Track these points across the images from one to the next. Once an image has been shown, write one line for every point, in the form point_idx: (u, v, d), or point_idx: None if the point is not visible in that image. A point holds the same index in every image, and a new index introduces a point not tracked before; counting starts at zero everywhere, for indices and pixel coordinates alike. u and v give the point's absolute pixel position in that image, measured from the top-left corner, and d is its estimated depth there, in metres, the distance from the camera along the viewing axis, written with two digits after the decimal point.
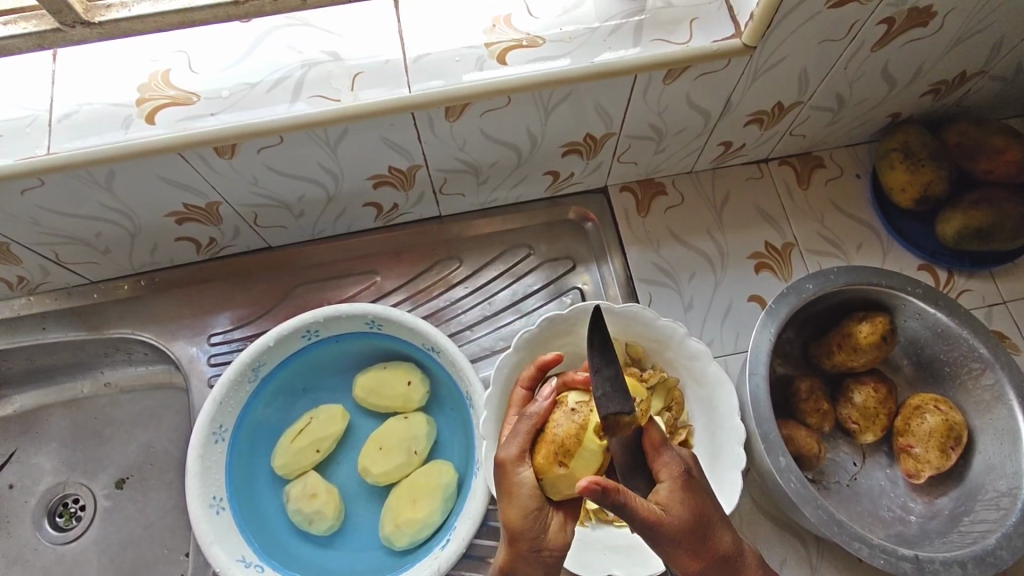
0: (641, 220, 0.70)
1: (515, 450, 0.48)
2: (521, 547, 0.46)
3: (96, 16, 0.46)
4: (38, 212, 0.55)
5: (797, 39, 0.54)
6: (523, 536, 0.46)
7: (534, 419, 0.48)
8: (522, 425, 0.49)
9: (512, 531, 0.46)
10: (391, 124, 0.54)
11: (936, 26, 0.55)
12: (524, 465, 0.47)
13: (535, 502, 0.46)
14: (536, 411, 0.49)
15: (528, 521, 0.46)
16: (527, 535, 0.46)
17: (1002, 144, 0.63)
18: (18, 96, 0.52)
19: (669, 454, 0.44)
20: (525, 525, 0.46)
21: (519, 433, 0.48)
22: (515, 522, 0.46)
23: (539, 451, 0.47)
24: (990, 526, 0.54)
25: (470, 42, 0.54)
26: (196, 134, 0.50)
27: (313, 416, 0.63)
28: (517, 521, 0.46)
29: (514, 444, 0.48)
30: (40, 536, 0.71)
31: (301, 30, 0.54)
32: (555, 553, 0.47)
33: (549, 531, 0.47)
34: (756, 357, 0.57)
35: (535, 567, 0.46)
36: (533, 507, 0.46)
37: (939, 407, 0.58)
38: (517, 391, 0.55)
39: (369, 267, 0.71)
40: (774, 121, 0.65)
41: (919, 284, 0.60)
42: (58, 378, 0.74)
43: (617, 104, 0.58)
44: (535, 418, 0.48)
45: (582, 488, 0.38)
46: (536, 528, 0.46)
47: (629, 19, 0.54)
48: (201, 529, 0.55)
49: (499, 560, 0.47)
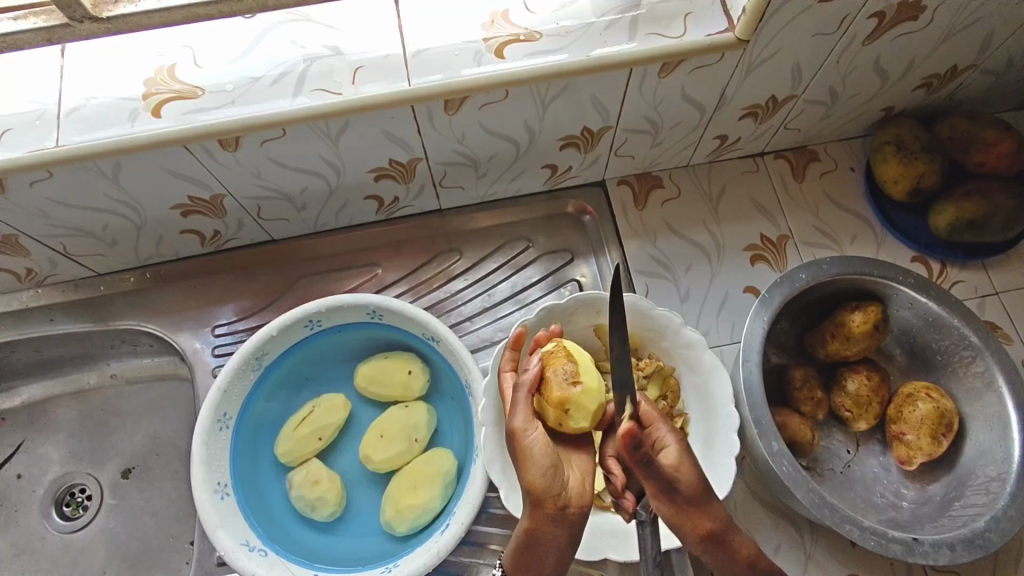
0: (638, 213, 0.71)
1: (523, 417, 0.49)
2: (546, 507, 0.47)
3: (104, 11, 0.47)
4: (47, 205, 0.57)
5: (790, 33, 0.55)
6: (545, 493, 0.47)
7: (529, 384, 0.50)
8: (521, 395, 0.50)
9: (535, 493, 0.47)
10: (391, 117, 0.55)
11: (926, 20, 0.56)
12: (534, 428, 0.48)
13: (549, 460, 0.48)
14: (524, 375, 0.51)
15: (547, 478, 0.47)
16: (550, 493, 0.47)
17: (993, 137, 0.64)
18: (29, 90, 0.53)
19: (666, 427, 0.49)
20: (547, 483, 0.47)
21: (519, 402, 0.50)
22: (535, 483, 0.47)
23: (550, 394, 0.50)
24: (980, 509, 0.55)
25: (468, 37, 0.55)
26: (201, 127, 0.51)
27: (314, 405, 0.64)
28: (537, 480, 0.47)
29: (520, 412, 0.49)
30: (47, 526, 0.72)
31: (304, 26, 0.56)
32: (576, 508, 0.48)
33: (570, 488, 0.48)
34: (750, 346, 0.58)
35: (562, 528, 0.47)
36: (550, 463, 0.48)
37: (931, 395, 0.59)
38: (503, 378, 0.57)
39: (370, 260, 0.72)
40: (769, 114, 0.66)
41: (911, 274, 0.61)
42: (66, 369, 0.75)
43: (613, 98, 0.59)
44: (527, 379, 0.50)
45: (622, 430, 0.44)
46: (556, 484, 0.47)
47: (624, 14, 0.55)
48: (207, 514, 0.56)
49: (523, 525, 0.48)
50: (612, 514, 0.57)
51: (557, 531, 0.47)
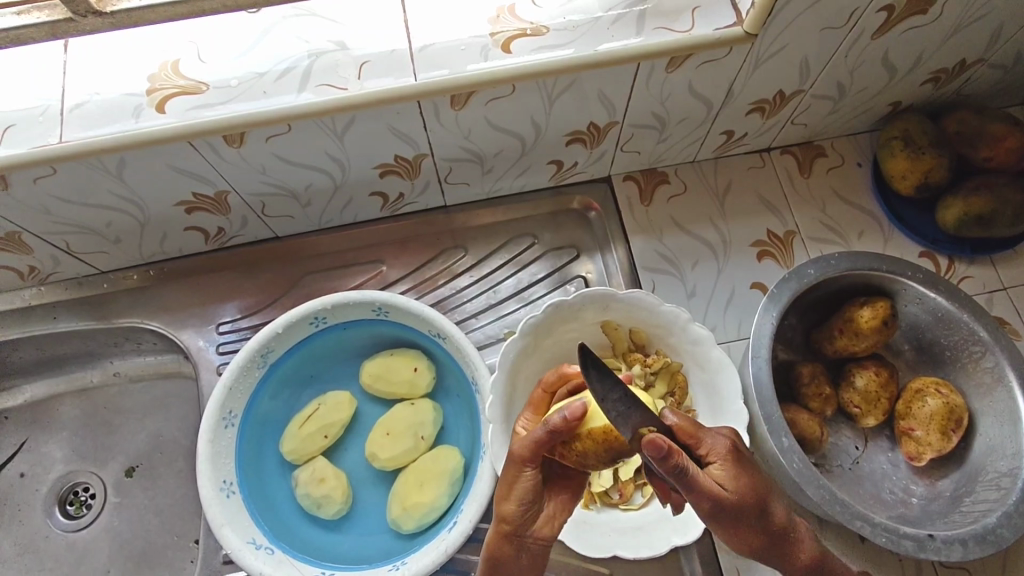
0: (644, 209, 0.71)
1: (530, 454, 0.46)
2: (507, 530, 0.47)
3: (108, 5, 0.47)
4: (49, 201, 0.56)
5: (799, 27, 0.54)
6: (513, 520, 0.47)
7: (544, 428, 0.45)
8: (534, 433, 0.46)
9: (501, 517, 0.47)
10: (397, 113, 0.55)
11: (936, 13, 0.55)
12: (531, 468, 0.47)
13: (532, 494, 0.47)
14: (558, 421, 0.45)
15: (517, 511, 0.47)
16: (515, 519, 0.47)
17: (1001, 132, 0.63)
18: (32, 86, 0.52)
19: (710, 435, 0.43)
20: (517, 512, 0.47)
21: (533, 440, 0.46)
22: (505, 509, 0.47)
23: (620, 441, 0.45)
24: (991, 505, 0.55)
25: (476, 31, 0.54)
26: (207, 123, 0.51)
27: (319, 403, 0.64)
28: (511, 509, 0.47)
29: (525, 450, 0.46)
30: (51, 525, 0.72)
31: (308, 20, 0.55)
32: (538, 540, 0.48)
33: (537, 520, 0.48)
34: (759, 341, 0.58)
35: (520, 554, 0.47)
36: (530, 496, 0.47)
37: (940, 390, 0.58)
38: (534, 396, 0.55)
39: (375, 257, 0.72)
40: (776, 109, 0.65)
41: (920, 269, 0.61)
42: (69, 368, 0.75)
43: (620, 92, 0.58)
44: (550, 423, 0.45)
45: (647, 442, 0.39)
46: (527, 515, 0.47)
47: (632, 8, 0.55)
48: (213, 512, 0.56)
49: (486, 545, 0.48)
50: (619, 510, 0.57)
51: (515, 553, 0.47)
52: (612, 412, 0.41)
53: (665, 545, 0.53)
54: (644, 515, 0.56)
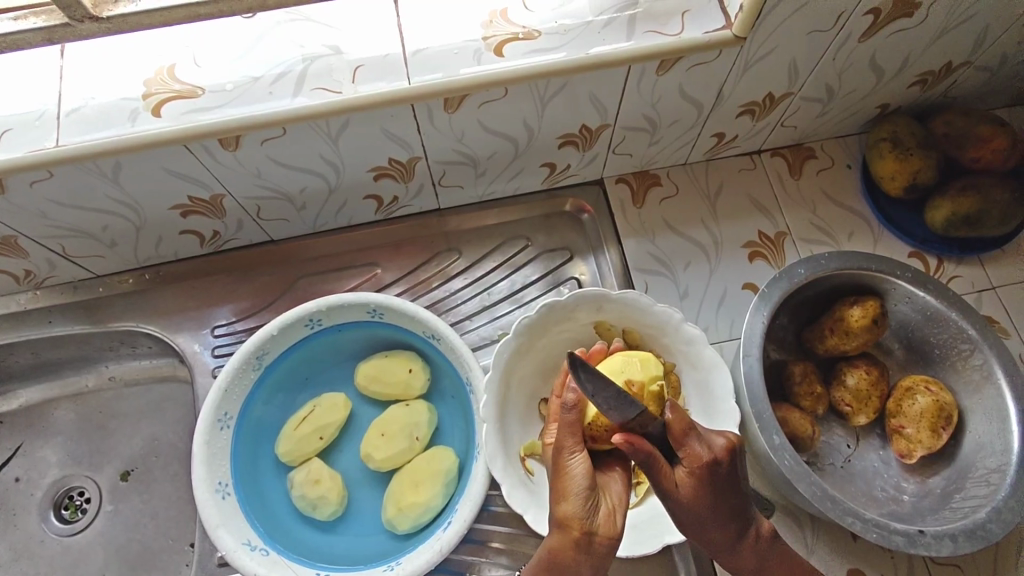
0: (636, 211, 0.71)
1: (571, 438, 0.47)
2: (573, 531, 0.45)
3: (104, 11, 0.48)
4: (45, 205, 0.56)
5: (787, 30, 0.55)
6: (573, 517, 0.45)
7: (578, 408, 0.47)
8: (569, 414, 0.47)
9: (561, 517, 0.46)
10: (392, 116, 0.56)
11: (921, 17, 0.56)
12: (578, 452, 0.47)
13: (588, 484, 0.46)
14: (573, 397, 0.47)
15: (575, 504, 0.45)
16: (575, 517, 0.45)
17: (988, 133, 0.64)
18: (28, 91, 0.53)
19: (696, 443, 0.43)
20: (577, 506, 0.45)
21: (565, 422, 0.47)
22: (562, 506, 0.46)
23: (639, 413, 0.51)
24: (981, 501, 0.55)
25: (469, 35, 0.55)
26: (201, 126, 0.51)
27: (315, 404, 0.64)
28: (569, 505, 0.46)
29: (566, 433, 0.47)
30: (46, 529, 0.72)
31: (303, 25, 0.56)
32: (603, 540, 0.46)
33: (600, 517, 0.46)
34: (750, 340, 0.58)
35: (584, 555, 0.45)
36: (587, 488, 0.46)
37: (929, 388, 0.59)
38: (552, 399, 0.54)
39: (369, 260, 0.72)
40: (766, 112, 0.66)
41: (908, 269, 0.62)
42: (64, 372, 0.75)
43: (612, 95, 0.59)
44: (580, 403, 0.47)
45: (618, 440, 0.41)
46: (586, 510, 0.46)
47: (622, 13, 0.56)
48: (208, 513, 0.56)
49: (546, 548, 0.46)
50: None
51: (580, 555, 0.45)
52: (603, 406, 0.41)
53: (660, 542, 0.54)
54: (638, 514, 0.57)
